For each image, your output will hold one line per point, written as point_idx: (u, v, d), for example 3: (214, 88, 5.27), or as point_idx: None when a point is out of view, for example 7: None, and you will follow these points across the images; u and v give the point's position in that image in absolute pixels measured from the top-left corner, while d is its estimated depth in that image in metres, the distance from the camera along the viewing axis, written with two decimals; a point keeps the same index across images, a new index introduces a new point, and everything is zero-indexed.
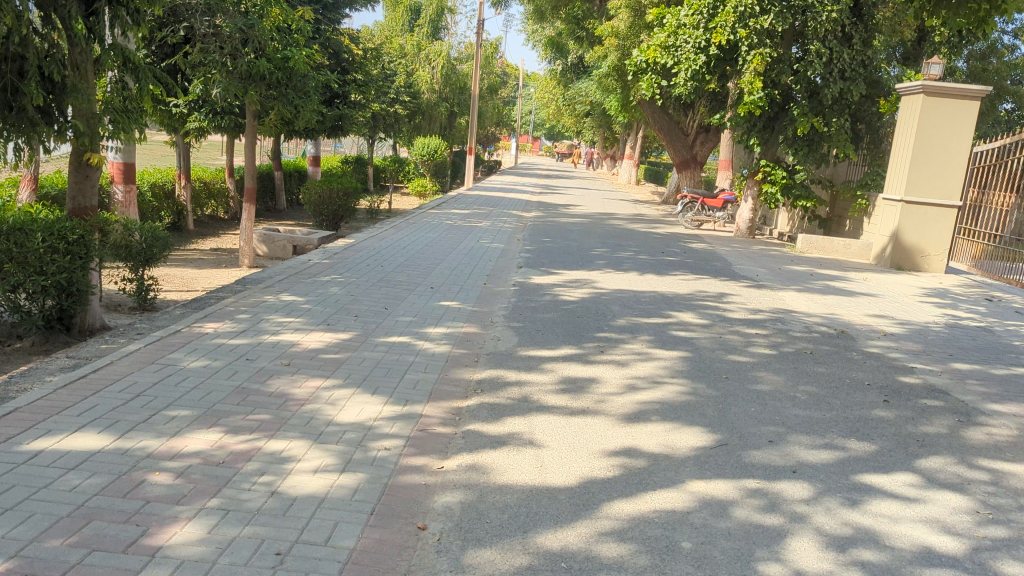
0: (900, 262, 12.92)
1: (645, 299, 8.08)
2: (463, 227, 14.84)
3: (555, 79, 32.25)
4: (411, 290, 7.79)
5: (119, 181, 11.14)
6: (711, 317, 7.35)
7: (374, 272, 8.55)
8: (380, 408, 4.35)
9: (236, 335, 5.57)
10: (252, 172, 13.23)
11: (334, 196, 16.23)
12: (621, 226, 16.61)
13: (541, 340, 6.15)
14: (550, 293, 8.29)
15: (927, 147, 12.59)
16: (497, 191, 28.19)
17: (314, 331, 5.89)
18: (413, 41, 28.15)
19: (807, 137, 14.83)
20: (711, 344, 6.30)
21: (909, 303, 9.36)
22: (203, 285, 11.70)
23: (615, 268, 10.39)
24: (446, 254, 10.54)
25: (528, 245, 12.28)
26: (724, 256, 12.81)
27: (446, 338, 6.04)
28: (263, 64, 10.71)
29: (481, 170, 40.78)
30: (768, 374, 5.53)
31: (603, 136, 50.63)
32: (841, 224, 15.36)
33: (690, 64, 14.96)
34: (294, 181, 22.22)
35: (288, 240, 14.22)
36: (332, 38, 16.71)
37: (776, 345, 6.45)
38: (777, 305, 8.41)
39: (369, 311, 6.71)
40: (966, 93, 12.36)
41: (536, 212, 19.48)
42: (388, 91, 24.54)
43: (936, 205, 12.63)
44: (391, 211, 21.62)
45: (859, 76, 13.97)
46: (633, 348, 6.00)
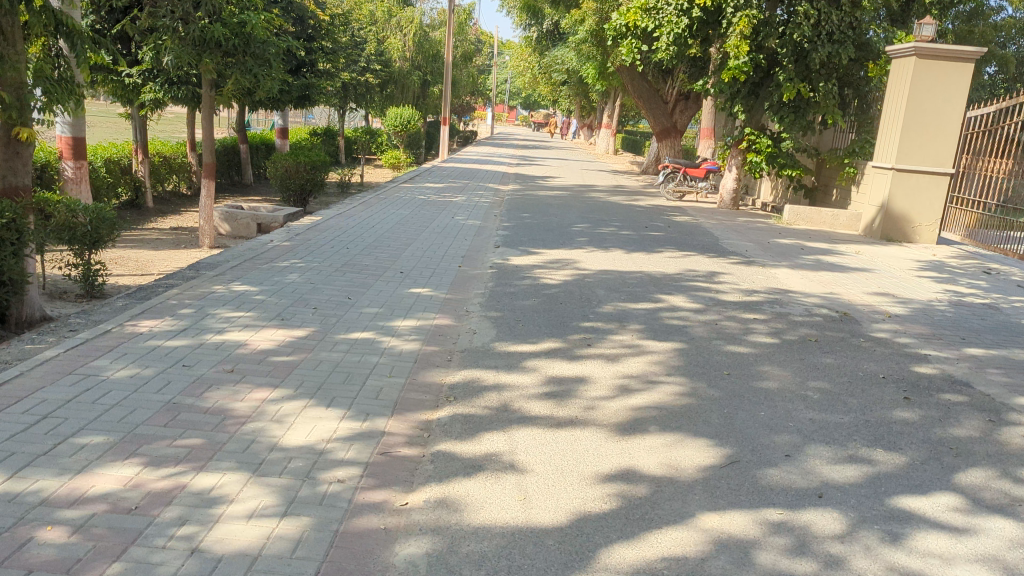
0: (891, 232, 12.42)
1: (631, 281, 7.49)
2: (437, 202, 14.14)
3: (530, 47, 31.41)
4: (378, 276, 7.13)
5: (68, 157, 10.29)
6: (704, 301, 6.78)
7: (339, 256, 7.89)
8: (335, 426, 3.73)
9: (175, 336, 4.91)
10: (210, 147, 12.43)
11: (301, 170, 15.42)
12: (601, 199, 16.01)
13: (521, 332, 5.54)
14: (529, 276, 7.68)
15: (919, 112, 12.06)
16: (473, 163, 27.43)
17: (266, 328, 5.23)
18: (384, 8, 27.17)
19: (793, 103, 14.25)
20: (707, 333, 5.73)
21: (908, 278, 8.85)
22: (159, 268, 10.97)
23: (597, 246, 9.78)
24: (419, 234, 9.88)
25: (506, 222, 11.65)
26: (709, 229, 12.27)
27: (416, 334, 5.42)
28: (217, 29, 9.97)
29: (456, 140, 39.95)
30: (774, 369, 4.97)
31: (579, 105, 49.81)
32: (828, 194, 14.87)
33: (672, 26, 14.36)
34: (261, 154, 21.33)
35: (252, 219, 13.44)
36: (296, 4, 15.80)
37: (777, 333, 5.89)
38: (772, 285, 7.85)
39: (329, 301, 6.07)
40: (961, 55, 11.80)
41: (513, 184, 18.81)
42: (357, 60, 23.61)
43: (928, 172, 12.12)
44: (363, 184, 20.83)
45: (848, 38, 13.35)
46: (622, 341, 5.41)
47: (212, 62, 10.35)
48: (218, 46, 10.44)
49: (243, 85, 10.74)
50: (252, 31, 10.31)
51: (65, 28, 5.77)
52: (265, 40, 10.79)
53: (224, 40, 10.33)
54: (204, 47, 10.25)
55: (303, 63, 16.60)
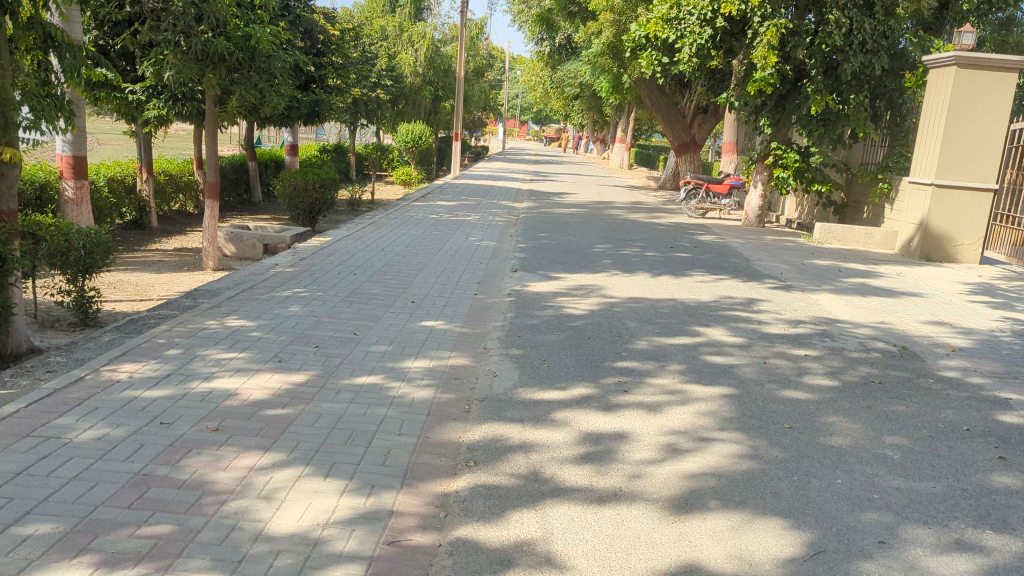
0: (931, 252, 11.77)
1: (664, 311, 6.86)
2: (450, 221, 13.58)
3: (543, 61, 31.00)
4: (387, 306, 6.54)
5: (68, 176, 9.66)
6: (746, 334, 6.16)
7: (345, 284, 7.31)
8: (333, 503, 3.11)
9: (156, 384, 4.30)
10: (214, 165, 11.92)
11: (311, 188, 14.89)
12: (620, 217, 15.42)
13: (548, 375, 4.92)
14: (552, 305, 7.07)
15: (960, 125, 11.47)
16: (487, 179, 26.94)
17: (260, 373, 4.62)
18: (395, 23, 26.83)
19: (822, 116, 13.60)
20: (756, 375, 5.08)
21: (960, 304, 8.21)
22: (159, 292, 10.44)
23: (622, 269, 9.16)
24: (432, 257, 9.30)
25: (523, 243, 11.06)
26: (738, 249, 11.64)
27: (429, 378, 4.80)
28: (221, 42, 9.46)
29: (468, 156, 39.55)
30: (840, 419, 4.32)
31: (592, 119, 49.37)
32: (859, 211, 14.21)
33: (695, 37, 13.79)
34: (271, 171, 20.88)
35: (258, 238, 12.91)
36: (304, 16, 15.29)
37: (835, 374, 5.25)
38: (818, 313, 7.21)
39: (332, 339, 5.47)
40: (1004, 64, 11.23)
41: (529, 202, 18.23)
42: (368, 76, 23.23)
43: (969, 188, 11.55)
44: (375, 202, 20.32)
45: (881, 48, 12.80)
46: (663, 385, 4.77)
47: (215, 77, 9.83)
48: (222, 59, 9.91)
49: (248, 101, 10.17)
50: (257, 44, 9.77)
51: (55, 41, 5.41)
52: (270, 53, 10.22)
53: (229, 52, 9.79)
54: (207, 61, 9.72)
55: (313, 78, 16.10)
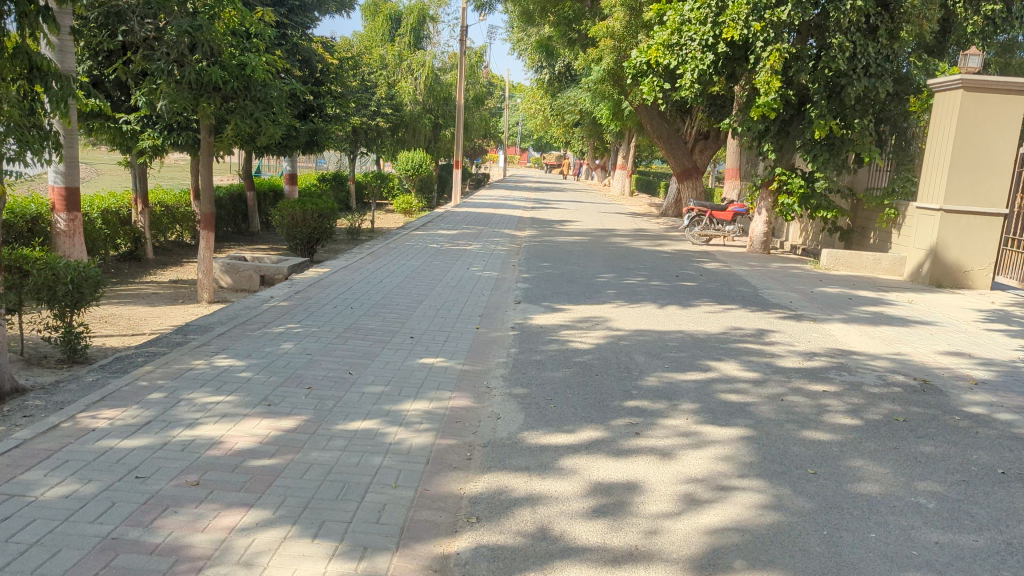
0: (942, 278, 11.53)
1: (672, 344, 6.59)
2: (450, 250, 13.35)
3: (542, 88, 31.00)
4: (384, 343, 6.26)
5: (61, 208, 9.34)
6: (760, 369, 5.88)
7: (341, 318, 7.05)
8: (321, 569, 2.83)
9: (136, 433, 4.02)
10: (208, 196, 11.70)
11: (309, 218, 14.66)
12: (622, 244, 15.20)
13: (555, 417, 4.64)
14: (556, 338, 6.80)
15: (968, 150, 11.27)
16: (487, 207, 26.81)
17: (247, 419, 4.34)
18: (394, 52, 26.83)
19: (826, 142, 13.50)
20: (774, 413, 4.80)
21: (977, 333, 7.94)
22: (151, 326, 10.18)
23: (626, 299, 8.90)
24: (431, 288, 9.04)
25: (525, 272, 10.82)
26: (744, 277, 11.39)
27: (428, 422, 4.52)
28: (214, 72, 9.26)
29: (469, 183, 39.50)
30: (868, 462, 4.03)
31: (591, 146, 49.44)
32: (866, 236, 13.99)
33: (696, 63, 13.62)
34: (269, 201, 20.71)
35: (255, 270, 12.67)
36: (302, 45, 15.17)
37: (856, 412, 4.96)
38: (832, 344, 6.94)
39: (326, 379, 5.19)
40: (1011, 87, 11.06)
41: (530, 229, 18.02)
42: (368, 104, 23.17)
43: (979, 213, 11.34)
44: (375, 230, 20.13)
45: (886, 72, 12.61)
46: (676, 427, 4.48)
47: (210, 106, 9.63)
48: (217, 88, 9.73)
49: (243, 131, 9.96)
50: (253, 73, 9.59)
51: (41, 70, 5.25)
52: (266, 82, 10.03)
53: (223, 81, 9.60)
54: (202, 90, 9.53)
55: (312, 107, 15.95)
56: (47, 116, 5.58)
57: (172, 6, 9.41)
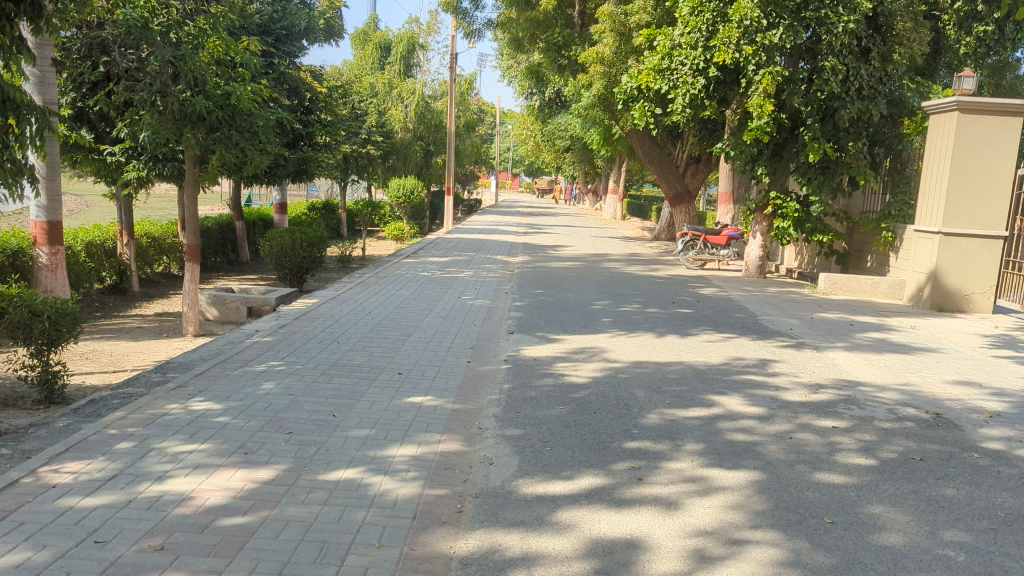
0: (942, 302, 11.33)
1: (672, 377, 6.32)
2: (442, 279, 13.09)
3: (533, 114, 30.97)
4: (371, 380, 5.98)
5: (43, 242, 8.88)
6: (765, 404, 5.62)
7: (326, 354, 6.77)
8: None
9: (100, 489, 3.73)
10: (193, 227, 11.43)
11: (298, 247, 14.37)
12: (616, 270, 14.98)
13: (551, 461, 4.35)
14: (551, 372, 6.52)
15: (966, 171, 11.12)
16: (479, 233, 26.64)
17: (222, 470, 4.06)
18: (384, 80, 26.78)
19: (820, 164, 13.31)
20: (784, 454, 4.53)
21: (985, 361, 7.70)
22: (134, 362, 9.86)
23: (623, 329, 8.64)
24: (421, 319, 8.77)
25: (519, 301, 10.57)
26: (742, 303, 11.16)
27: (416, 469, 4.23)
28: (199, 102, 9.04)
29: (461, 210, 39.38)
30: (887, 509, 3.76)
31: (583, 171, 49.48)
32: (863, 259, 13.80)
33: (688, 87, 13.47)
34: (259, 230, 20.45)
35: (242, 301, 12.37)
36: (290, 74, 14.99)
37: (870, 450, 4.69)
38: (838, 375, 6.68)
39: (308, 422, 4.90)
40: (1008, 108, 10.93)
41: (523, 256, 17.80)
42: (358, 132, 23.04)
43: (978, 236, 11.16)
44: (366, 258, 19.88)
45: (879, 93, 12.46)
46: (681, 472, 4.20)
47: (194, 137, 9.37)
48: (201, 118, 9.49)
49: (229, 161, 9.70)
50: (238, 103, 9.36)
51: (16, 103, 5.04)
52: (251, 112, 9.80)
53: (207, 111, 9.36)
54: (186, 120, 9.29)
55: (301, 135, 15.74)
56: (24, 149, 5.36)
57: (154, 37, 9.20)
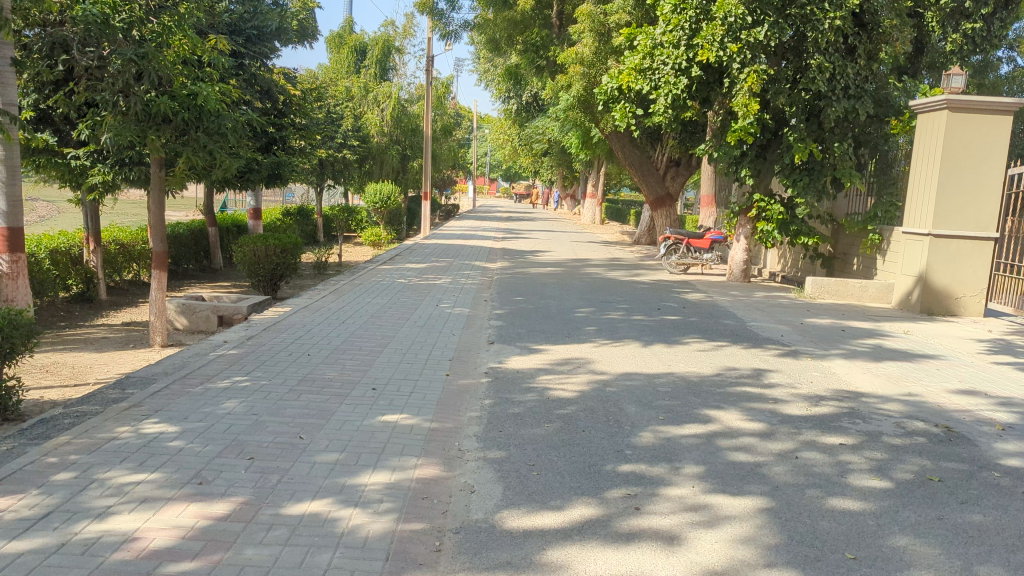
0: (932, 306, 11.08)
1: (665, 391, 5.97)
2: (420, 285, 12.66)
3: (511, 118, 30.64)
4: (342, 397, 5.56)
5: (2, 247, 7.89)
6: (765, 419, 5.27)
7: (295, 368, 6.35)
8: None
9: (28, 532, 3.28)
10: (159, 234, 10.93)
11: (271, 253, 13.86)
12: (599, 275, 14.62)
13: (538, 489, 3.96)
14: (535, 385, 6.13)
15: (955, 172, 10.90)
16: (458, 238, 26.23)
17: (172, 503, 3.62)
18: (360, 83, 26.34)
19: (806, 166, 13.05)
20: (792, 476, 4.18)
21: (986, 369, 7.42)
22: (96, 375, 9.31)
23: (609, 337, 8.26)
24: (398, 329, 8.34)
25: (500, 308, 10.17)
26: (729, 308, 10.85)
27: (391, 499, 3.82)
28: (164, 102, 8.53)
29: (439, 215, 38.96)
30: (913, 542, 3.42)
31: (561, 175, 49.22)
32: (848, 263, 13.57)
33: (670, 87, 13.15)
34: (232, 235, 19.90)
35: (212, 309, 11.85)
36: (262, 75, 14.50)
37: (883, 471, 4.36)
38: (838, 386, 6.36)
39: (271, 446, 4.47)
40: (998, 107, 10.74)
41: (503, 261, 17.40)
42: (333, 136, 22.57)
43: (969, 237, 10.94)
44: (342, 264, 19.40)
45: (865, 93, 12.24)
46: (682, 499, 3.83)
47: (159, 139, 8.86)
48: (166, 120, 8.98)
49: (196, 166, 9.22)
50: (205, 104, 8.85)
51: None
52: (220, 112, 9.27)
53: (173, 112, 8.86)
54: (149, 122, 8.78)
55: (274, 139, 15.25)
56: None
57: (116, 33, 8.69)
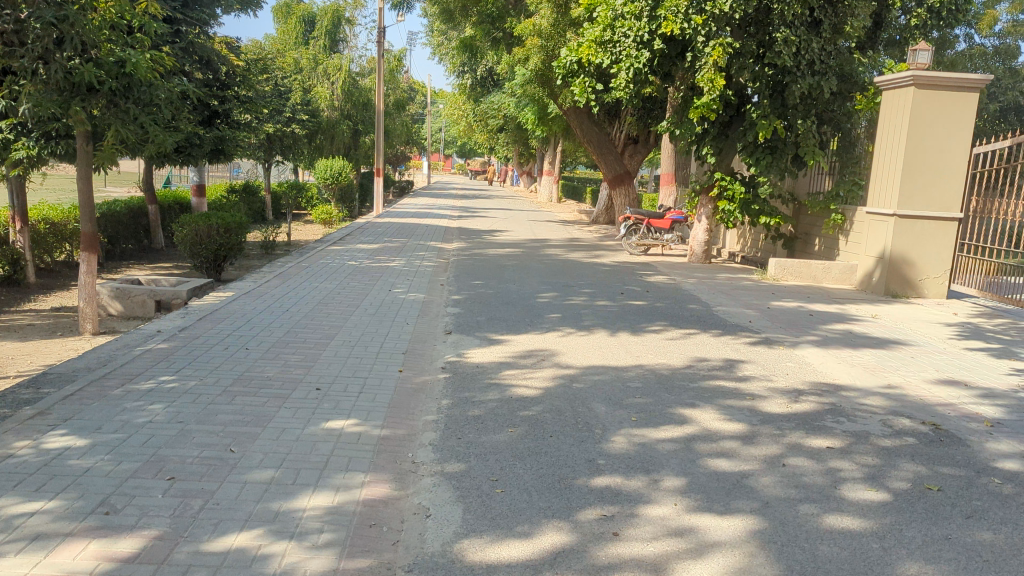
0: (897, 288, 10.86)
1: (635, 386, 5.54)
2: (371, 268, 12.08)
3: (465, 93, 29.93)
4: (283, 400, 5.02)
5: None
6: (744, 419, 4.87)
7: (231, 365, 5.78)
8: None
9: None
10: (89, 214, 10.14)
11: (214, 233, 13.01)
12: (559, 256, 14.18)
13: (501, 512, 3.50)
14: (497, 382, 5.64)
15: (921, 150, 10.65)
16: (412, 216, 25.57)
17: (71, 543, 3.08)
18: (308, 55, 25.42)
19: (768, 144, 12.73)
20: (782, 489, 3.77)
21: (961, 356, 7.16)
22: (18, 368, 8.55)
23: (572, 325, 7.82)
24: (346, 318, 7.78)
25: (457, 293, 9.65)
26: (694, 292, 10.50)
27: (332, 527, 3.33)
28: (88, 69, 7.68)
29: (392, 192, 38.14)
30: (925, 571, 3.02)
31: (515, 152, 48.64)
32: (809, 243, 13.34)
33: (631, 61, 12.65)
34: (175, 213, 18.98)
35: (148, 294, 11.07)
36: (200, 44, 13.52)
37: (878, 478, 3.98)
38: (815, 378, 6.00)
39: (197, 463, 3.94)
40: (965, 83, 10.50)
41: (458, 241, 16.86)
42: (281, 110, 21.69)
43: (934, 218, 10.72)
44: (292, 243, 18.65)
45: (830, 69, 11.92)
46: (664, 521, 3.40)
47: (84, 111, 8.02)
48: (92, 88, 8.17)
49: (126, 140, 8.42)
50: (135, 73, 8.03)
51: None
52: (153, 82, 8.45)
53: (99, 80, 8.03)
54: (74, 91, 7.96)
55: (217, 112, 14.41)
56: None
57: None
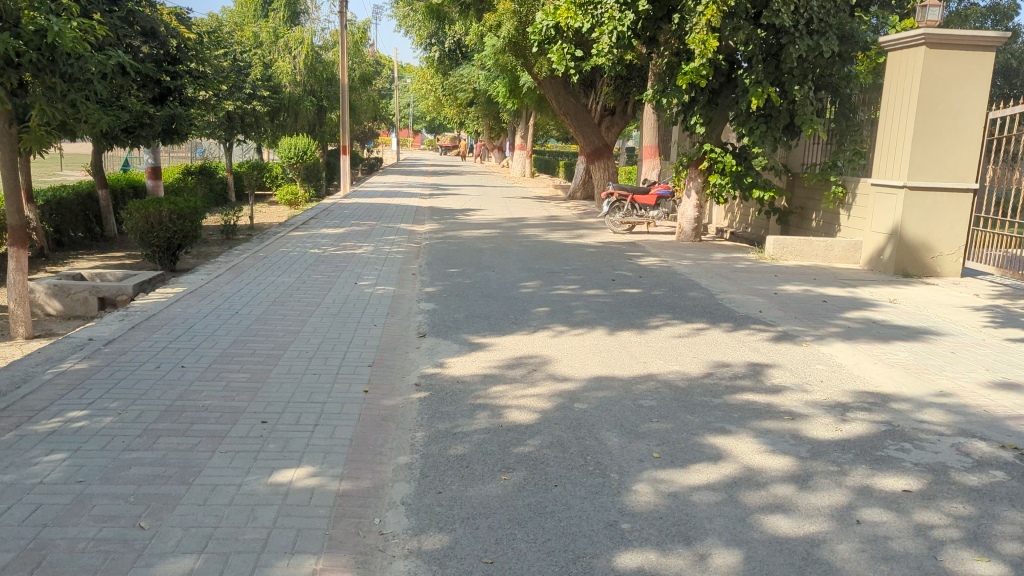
0: (909, 267, 10.04)
1: (650, 405, 4.61)
2: (334, 256, 10.98)
3: (433, 66, 28.73)
4: (218, 441, 3.98)
5: None
6: (792, 450, 3.97)
7: (159, 392, 4.70)
8: None
9: None
10: (15, 204, 8.40)
11: (166, 220, 11.70)
12: (539, 237, 13.19)
13: None
14: (483, 403, 4.68)
15: (932, 114, 9.79)
16: (381, 195, 24.37)
17: None
18: (268, 29, 24.14)
19: (763, 112, 11.81)
20: (869, 565, 2.88)
21: (1007, 350, 6.36)
22: None
23: (564, 321, 6.88)
24: (304, 321, 6.70)
25: (431, 285, 8.64)
26: (691, 276, 9.59)
27: None
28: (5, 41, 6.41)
29: (360, 170, 36.83)
30: None
31: (486, 127, 47.27)
32: (806, 218, 12.49)
33: (614, 24, 11.62)
34: (126, 198, 17.63)
35: (90, 289, 9.44)
36: (140, 12, 11.98)
37: (984, 540, 3.10)
38: (856, 386, 5.12)
39: (92, 549, 2.92)
40: (980, 41, 9.65)
41: (430, 223, 15.79)
42: (240, 86, 20.39)
43: (947, 189, 9.87)
44: (254, 227, 17.47)
45: (829, 28, 10.92)
46: None
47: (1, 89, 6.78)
48: (10, 63, 6.93)
49: (55, 123, 7.20)
50: (59, 43, 6.77)
51: None
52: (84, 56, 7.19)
53: (17, 51, 6.83)
54: None
55: (168, 90, 13.03)
56: None
57: None
